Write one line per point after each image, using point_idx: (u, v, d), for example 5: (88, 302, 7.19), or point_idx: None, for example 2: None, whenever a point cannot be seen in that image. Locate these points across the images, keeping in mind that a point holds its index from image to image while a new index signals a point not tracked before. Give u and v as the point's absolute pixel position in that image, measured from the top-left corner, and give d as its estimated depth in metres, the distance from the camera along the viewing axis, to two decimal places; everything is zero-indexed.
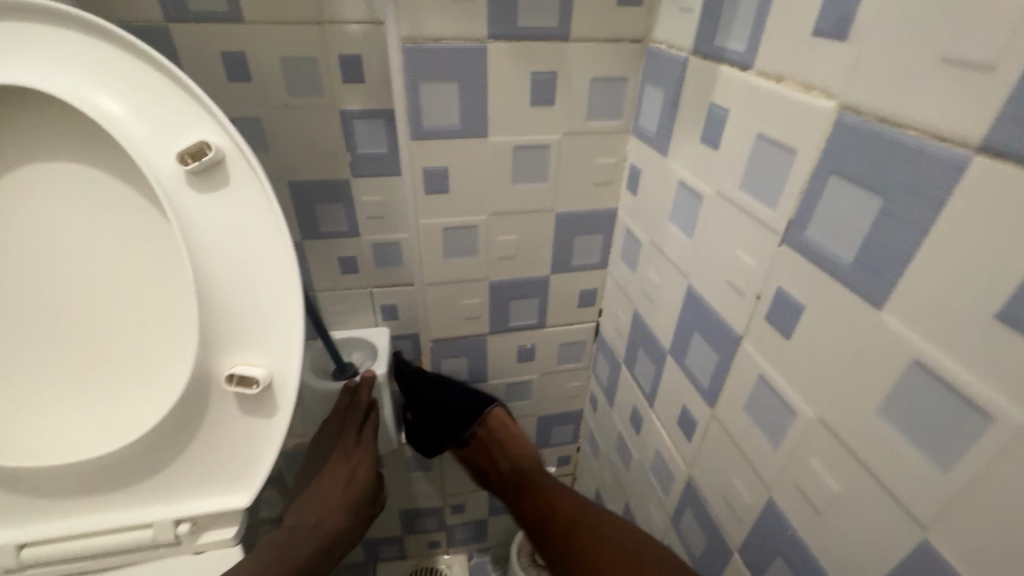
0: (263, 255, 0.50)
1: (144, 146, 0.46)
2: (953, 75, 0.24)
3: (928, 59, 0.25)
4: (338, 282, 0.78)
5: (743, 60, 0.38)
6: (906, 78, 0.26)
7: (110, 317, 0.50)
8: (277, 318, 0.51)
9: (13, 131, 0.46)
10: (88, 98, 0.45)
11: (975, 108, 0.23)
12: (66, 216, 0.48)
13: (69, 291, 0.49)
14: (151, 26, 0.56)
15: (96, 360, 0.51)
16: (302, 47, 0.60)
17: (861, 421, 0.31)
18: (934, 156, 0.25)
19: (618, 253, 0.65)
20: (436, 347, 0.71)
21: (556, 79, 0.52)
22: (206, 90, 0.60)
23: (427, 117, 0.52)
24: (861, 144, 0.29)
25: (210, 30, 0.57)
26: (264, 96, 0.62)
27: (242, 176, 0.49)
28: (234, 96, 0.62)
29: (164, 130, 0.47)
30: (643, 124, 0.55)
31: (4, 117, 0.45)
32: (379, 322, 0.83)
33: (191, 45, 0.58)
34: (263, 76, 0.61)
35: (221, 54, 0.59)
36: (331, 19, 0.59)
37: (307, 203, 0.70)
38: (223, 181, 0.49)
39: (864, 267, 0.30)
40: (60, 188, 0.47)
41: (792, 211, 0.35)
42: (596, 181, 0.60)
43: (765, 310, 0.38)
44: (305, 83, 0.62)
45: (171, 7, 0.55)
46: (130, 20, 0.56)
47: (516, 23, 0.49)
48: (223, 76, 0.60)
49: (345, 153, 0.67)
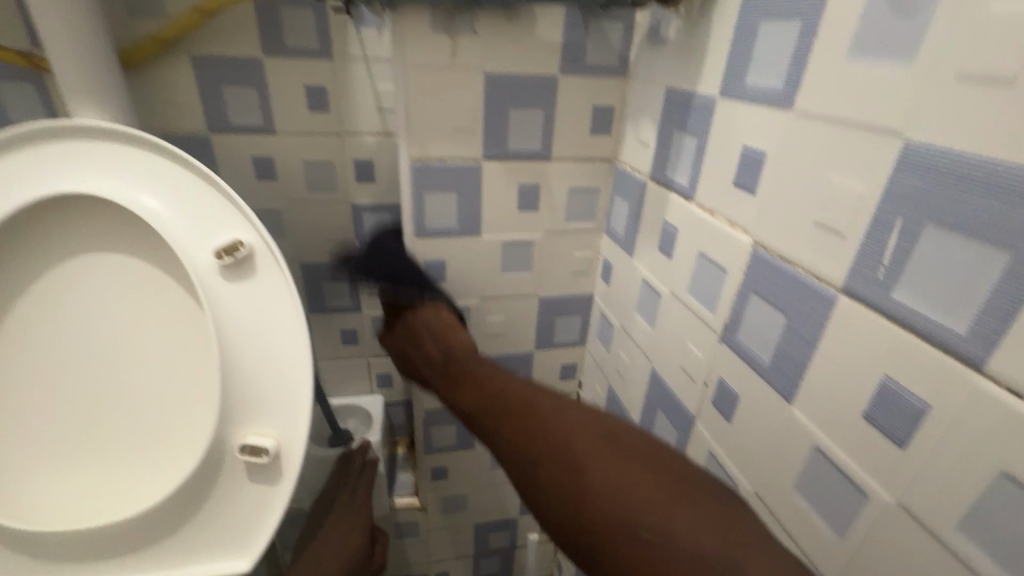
0: (280, 335, 0.57)
1: (187, 242, 0.54)
2: (823, 235, 0.33)
3: (807, 220, 0.34)
4: (338, 352, 0.84)
5: (686, 192, 0.48)
6: (795, 230, 0.35)
7: (138, 390, 0.56)
8: (289, 392, 0.57)
9: (76, 228, 0.54)
10: (142, 204, 0.53)
11: (837, 262, 0.32)
12: (112, 300, 0.55)
13: (105, 366, 0.55)
14: (194, 136, 0.65)
15: (120, 430, 0.56)
16: (323, 153, 0.70)
17: (784, 496, 0.38)
18: (816, 290, 0.34)
19: (594, 332, 0.73)
20: (427, 415, 0.77)
21: (539, 190, 0.62)
22: (236, 186, 0.69)
23: (430, 220, 0.61)
24: (769, 273, 0.38)
25: (244, 138, 0.67)
26: (285, 191, 0.71)
27: (267, 267, 0.57)
28: (260, 191, 0.71)
29: (204, 229, 0.55)
30: (613, 226, 0.64)
31: (70, 217, 0.53)
32: (374, 390, 0.89)
33: (227, 150, 0.67)
34: (287, 176, 0.70)
35: (252, 157, 0.68)
36: (349, 131, 0.69)
37: (316, 281, 0.78)
38: (251, 271, 0.56)
39: (778, 368, 0.38)
40: (109, 277, 0.55)
41: (726, 317, 0.43)
42: (575, 271, 0.69)
43: (711, 395, 0.46)
44: (323, 181, 0.71)
45: (213, 121, 0.65)
46: (175, 130, 0.65)
47: (506, 147, 0.58)
48: (252, 175, 0.69)
49: (353, 239, 0.76)
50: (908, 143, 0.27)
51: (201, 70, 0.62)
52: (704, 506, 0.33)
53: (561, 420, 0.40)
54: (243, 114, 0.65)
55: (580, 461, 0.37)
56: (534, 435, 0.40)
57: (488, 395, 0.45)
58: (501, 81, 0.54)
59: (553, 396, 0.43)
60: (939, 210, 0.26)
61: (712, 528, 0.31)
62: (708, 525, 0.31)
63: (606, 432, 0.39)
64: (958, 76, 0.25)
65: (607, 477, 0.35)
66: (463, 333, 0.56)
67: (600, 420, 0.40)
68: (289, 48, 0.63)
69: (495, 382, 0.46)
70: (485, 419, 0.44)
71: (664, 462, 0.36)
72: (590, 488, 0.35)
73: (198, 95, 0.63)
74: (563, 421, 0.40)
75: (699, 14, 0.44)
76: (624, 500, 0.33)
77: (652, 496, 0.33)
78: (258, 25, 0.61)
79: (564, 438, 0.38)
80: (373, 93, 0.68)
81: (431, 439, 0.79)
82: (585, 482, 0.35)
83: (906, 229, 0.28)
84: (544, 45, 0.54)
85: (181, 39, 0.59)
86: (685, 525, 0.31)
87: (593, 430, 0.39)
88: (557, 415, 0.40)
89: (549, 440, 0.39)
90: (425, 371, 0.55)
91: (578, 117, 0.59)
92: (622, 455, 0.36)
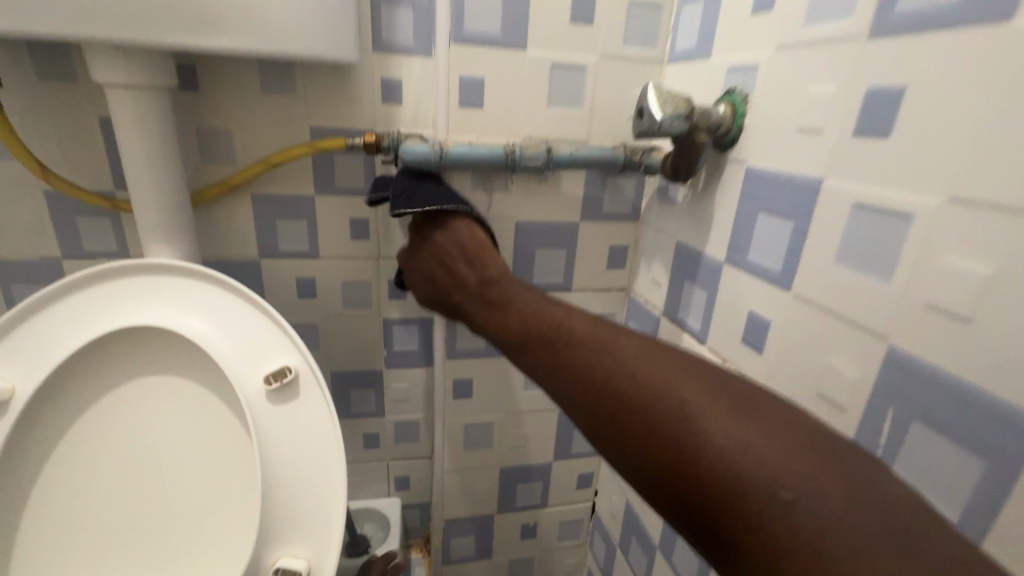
0: (318, 456, 0.60)
1: (238, 368, 0.59)
2: (827, 406, 0.38)
3: (811, 390, 0.39)
4: (360, 455, 0.87)
5: (699, 336, 0.53)
6: (800, 396, 0.40)
7: (180, 510, 0.59)
8: (323, 513, 0.59)
9: (141, 356, 0.59)
10: (201, 333, 0.58)
11: (840, 432, 0.37)
12: (167, 420, 0.59)
13: (153, 486, 0.58)
14: (246, 261, 0.72)
15: (159, 550, 0.58)
16: (360, 273, 0.76)
17: None
18: None
19: None
20: (448, 525, 0.77)
21: None
22: (279, 304, 0.75)
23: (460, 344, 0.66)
24: None
25: (291, 262, 0.73)
26: (323, 307, 0.77)
27: (310, 390, 0.61)
28: (299, 308, 0.76)
29: (255, 355, 0.60)
30: None
31: (137, 346, 0.58)
32: (392, 493, 0.90)
33: (274, 273, 0.74)
34: (325, 294, 0.76)
35: (296, 278, 0.74)
36: (386, 255, 0.76)
37: (344, 388, 0.82)
38: (294, 394, 0.60)
39: None
40: (166, 399, 0.59)
41: None
42: None
43: None
44: (358, 298, 0.77)
45: (265, 248, 0.72)
46: (230, 256, 0.72)
47: (532, 280, 0.65)
48: (294, 294, 0.75)
49: (382, 349, 0.81)
50: (891, 347, 0.33)
51: (259, 206, 0.70)
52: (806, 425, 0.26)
53: (632, 357, 0.32)
54: (292, 243, 0.72)
55: (675, 404, 0.28)
56: (595, 367, 0.32)
57: (537, 323, 0.38)
58: (528, 227, 0.62)
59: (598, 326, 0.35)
60: (922, 411, 0.31)
61: (798, 454, 0.25)
62: (788, 457, 0.24)
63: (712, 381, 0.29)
64: (926, 306, 0.30)
65: (679, 391, 0.29)
66: (498, 258, 0.49)
67: (675, 353, 0.31)
68: (338, 187, 0.71)
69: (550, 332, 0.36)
70: (529, 350, 0.37)
71: (750, 397, 0.28)
72: (697, 428, 0.27)
73: (254, 227, 0.71)
74: (625, 360, 0.32)
75: (705, 190, 0.51)
76: (737, 454, 0.25)
77: (778, 458, 0.24)
78: (313, 169, 0.69)
79: (649, 387, 0.30)
80: (409, 223, 0.75)
81: (449, 549, 0.80)
82: (644, 404, 0.29)
83: (894, 420, 0.33)
84: (567, 197, 0.61)
85: (246, 183, 0.67)
86: (779, 462, 0.24)
87: (692, 378, 0.30)
88: (613, 354, 0.32)
89: (596, 365, 0.32)
90: (455, 296, 0.49)
91: (597, 254, 0.65)
92: (723, 400, 0.28)
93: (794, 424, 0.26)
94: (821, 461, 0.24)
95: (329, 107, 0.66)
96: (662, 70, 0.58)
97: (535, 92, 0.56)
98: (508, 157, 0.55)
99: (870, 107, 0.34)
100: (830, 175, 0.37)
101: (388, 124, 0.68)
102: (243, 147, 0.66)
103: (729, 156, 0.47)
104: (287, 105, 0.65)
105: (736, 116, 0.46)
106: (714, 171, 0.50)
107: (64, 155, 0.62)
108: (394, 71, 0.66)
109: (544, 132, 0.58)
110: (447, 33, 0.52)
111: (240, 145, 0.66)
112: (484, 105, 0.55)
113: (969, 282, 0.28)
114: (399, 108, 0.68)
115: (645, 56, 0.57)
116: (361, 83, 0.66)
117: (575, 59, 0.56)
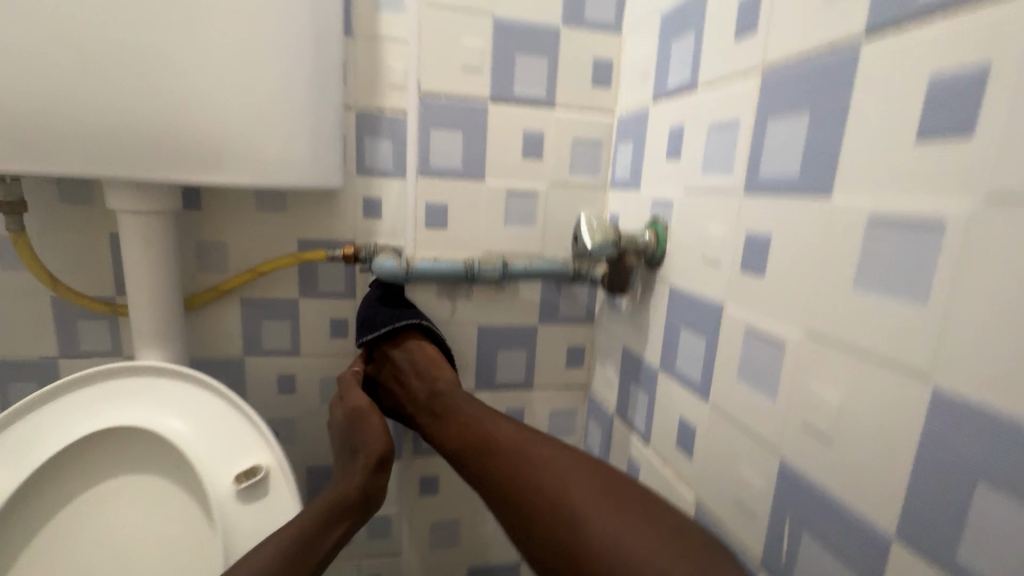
0: None
1: (211, 466, 0.62)
2: (741, 512, 0.41)
3: (729, 497, 0.42)
4: None
5: (643, 437, 0.56)
6: (723, 502, 0.43)
7: None
8: None
9: (120, 455, 0.62)
10: (179, 435, 0.62)
11: (752, 539, 0.39)
12: (141, 520, 0.62)
13: None
14: (231, 359, 0.77)
15: None
16: (338, 369, 0.81)
17: None
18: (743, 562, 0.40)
19: None
20: None
21: (524, 413, 0.71)
22: (259, 400, 0.79)
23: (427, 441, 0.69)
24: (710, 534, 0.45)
25: (273, 359, 0.78)
26: (301, 402, 0.81)
27: (279, 487, 0.63)
28: (278, 403, 0.80)
29: (228, 453, 0.63)
30: (589, 444, 0.72)
31: (117, 446, 0.62)
32: None
33: (257, 369, 0.78)
34: (304, 389, 0.80)
35: (277, 375, 0.79)
36: None
37: (317, 483, 0.83)
38: (263, 492, 0.62)
39: None
40: (141, 499, 0.62)
41: None
42: None
43: None
44: (335, 393, 0.81)
45: (250, 346, 0.77)
46: (217, 354, 0.77)
47: (495, 379, 0.69)
48: (275, 390, 0.79)
49: None
50: (781, 460, 0.36)
51: (247, 308, 0.76)
52: (643, 509, 0.39)
53: (548, 459, 0.44)
54: (276, 341, 0.78)
55: (580, 509, 0.39)
56: (530, 482, 0.43)
57: (476, 432, 0.49)
58: (490, 330, 0.67)
59: (542, 444, 0.45)
60: (809, 524, 0.34)
61: (644, 537, 0.36)
62: (636, 535, 0.36)
63: (590, 464, 0.43)
64: (802, 424, 0.35)
65: (574, 496, 0.40)
66: (446, 368, 0.58)
67: (584, 463, 0.43)
68: (321, 291, 0.77)
69: (500, 444, 0.47)
70: (469, 458, 0.48)
71: (664, 515, 0.38)
72: (566, 521, 0.39)
73: (241, 327, 0.76)
74: (542, 466, 0.43)
75: (640, 302, 0.57)
76: (619, 544, 0.36)
77: (648, 551, 0.35)
78: (299, 276, 0.76)
79: (552, 493, 0.41)
80: None
81: None
82: (534, 492, 0.42)
83: (791, 530, 0.36)
84: (525, 303, 0.67)
85: (236, 288, 0.74)
86: (607, 526, 0.37)
87: (579, 464, 0.43)
88: (531, 462, 0.44)
89: (515, 478, 0.44)
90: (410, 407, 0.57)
91: (556, 354, 0.70)
92: (610, 502, 0.39)
93: (642, 507, 0.39)
94: (644, 519, 0.38)
95: (316, 222, 0.75)
96: (605, 194, 0.67)
97: (492, 214, 0.64)
98: (467, 271, 0.62)
99: (748, 248, 0.40)
100: (728, 301, 0.43)
101: (368, 235, 0.76)
102: (236, 257, 0.74)
103: (656, 275, 0.54)
104: (279, 221, 0.74)
105: (658, 242, 0.52)
106: (646, 287, 0.56)
107: (75, 266, 0.70)
108: (375, 191, 0.75)
109: (502, 247, 0.65)
110: (414, 167, 0.61)
111: (234, 255, 0.74)
112: (447, 225, 0.63)
113: (825, 406, 0.33)
114: (379, 222, 0.76)
115: (589, 183, 0.66)
116: (345, 201, 0.75)
117: (527, 186, 0.64)
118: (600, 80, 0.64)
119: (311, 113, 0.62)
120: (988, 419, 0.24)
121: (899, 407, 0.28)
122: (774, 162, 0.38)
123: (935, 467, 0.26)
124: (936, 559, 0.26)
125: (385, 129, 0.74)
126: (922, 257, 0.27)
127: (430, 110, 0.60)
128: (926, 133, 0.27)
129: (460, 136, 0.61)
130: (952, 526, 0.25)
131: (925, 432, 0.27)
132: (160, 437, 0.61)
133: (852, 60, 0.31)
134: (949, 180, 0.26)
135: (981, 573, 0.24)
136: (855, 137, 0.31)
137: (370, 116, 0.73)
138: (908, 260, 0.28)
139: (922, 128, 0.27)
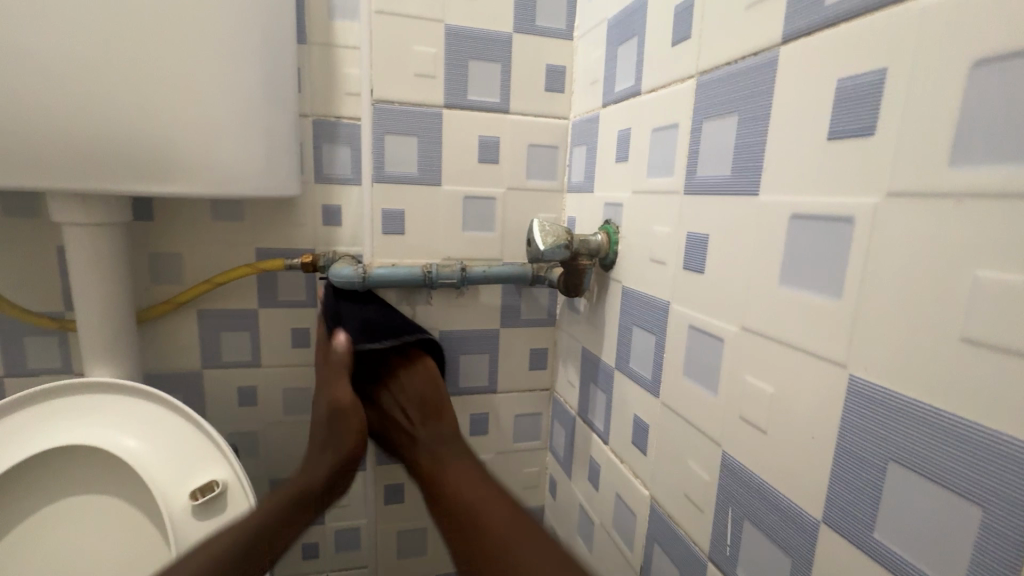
0: None
1: (166, 483, 0.60)
2: (690, 506, 0.42)
3: (679, 491, 0.43)
4: None
5: (602, 436, 0.57)
6: (673, 497, 0.44)
7: None
8: None
9: (68, 475, 0.60)
10: (131, 452, 0.60)
11: (700, 531, 0.40)
12: (94, 542, 0.60)
13: None
14: (189, 372, 0.75)
15: None
16: (301, 380, 0.79)
17: None
18: (692, 553, 0.41)
19: None
20: None
21: (488, 417, 0.72)
22: (220, 413, 0.77)
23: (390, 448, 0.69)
24: (663, 529, 0.45)
25: (233, 372, 0.77)
26: (264, 414, 0.79)
27: (237, 502, 0.61)
28: (240, 416, 0.79)
29: (184, 468, 0.61)
30: (555, 446, 0.73)
31: (64, 465, 0.59)
32: None
33: (217, 382, 0.77)
34: (266, 401, 0.79)
35: (238, 387, 0.77)
36: None
37: None
38: (221, 507, 0.61)
39: None
40: (90, 519, 0.60)
41: (642, 560, 0.49)
42: (525, 485, 0.76)
43: None
44: (299, 405, 0.80)
45: (208, 359, 0.76)
46: (174, 367, 0.75)
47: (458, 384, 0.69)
48: (236, 402, 0.78)
49: None
50: (723, 452, 0.37)
51: (205, 320, 0.74)
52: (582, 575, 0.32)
53: (480, 494, 0.42)
54: (236, 353, 0.76)
55: (503, 538, 0.37)
56: (466, 501, 0.42)
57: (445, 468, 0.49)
58: (451, 335, 0.67)
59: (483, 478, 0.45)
60: (748, 513, 0.35)
61: None
62: None
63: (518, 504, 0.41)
64: (740, 417, 0.36)
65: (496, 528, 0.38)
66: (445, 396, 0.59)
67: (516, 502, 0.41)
68: (281, 300, 0.76)
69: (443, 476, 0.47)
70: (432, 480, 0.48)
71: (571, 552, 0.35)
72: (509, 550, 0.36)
73: (199, 339, 0.75)
74: (462, 496, 0.43)
75: (597, 303, 0.58)
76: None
77: None
78: (258, 286, 0.75)
79: (475, 520, 0.40)
80: None
81: None
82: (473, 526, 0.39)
83: (733, 521, 0.37)
84: (486, 307, 0.68)
85: (192, 300, 0.72)
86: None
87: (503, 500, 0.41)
88: (456, 490, 0.44)
89: (457, 497, 0.43)
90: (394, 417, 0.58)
91: (519, 357, 0.71)
92: (540, 533, 0.37)
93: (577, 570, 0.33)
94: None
95: (274, 231, 0.74)
96: (562, 198, 0.67)
97: (450, 219, 0.64)
98: (426, 277, 0.62)
99: (690, 247, 0.41)
100: (673, 299, 0.44)
101: (329, 243, 0.76)
102: (192, 268, 0.72)
103: (610, 275, 0.55)
104: (235, 230, 0.73)
105: (610, 244, 0.53)
106: (601, 288, 0.57)
107: (20, 281, 0.67)
108: (334, 198, 0.75)
109: (461, 252, 0.65)
110: (370, 174, 0.61)
111: (189, 266, 0.72)
112: (405, 231, 0.63)
113: (759, 397, 0.34)
114: (339, 229, 0.76)
115: (546, 187, 0.67)
116: (304, 209, 0.74)
117: (484, 192, 0.65)
118: (553, 86, 0.65)
119: (263, 121, 0.61)
120: (896, 405, 0.25)
121: (822, 394, 0.29)
122: (709, 162, 0.39)
123: (853, 453, 0.27)
124: (857, 542, 0.27)
125: (343, 136, 0.73)
126: (837, 251, 0.28)
127: (384, 117, 0.60)
128: (836, 132, 0.28)
129: (415, 142, 0.61)
130: (870, 510, 0.26)
131: (844, 419, 0.28)
132: (110, 454, 0.59)
133: (773, 64, 0.33)
134: (856, 177, 0.27)
135: (895, 553, 0.25)
136: (778, 138, 0.32)
137: (327, 124, 0.72)
138: (823, 255, 0.29)
139: (832, 128, 0.28)
